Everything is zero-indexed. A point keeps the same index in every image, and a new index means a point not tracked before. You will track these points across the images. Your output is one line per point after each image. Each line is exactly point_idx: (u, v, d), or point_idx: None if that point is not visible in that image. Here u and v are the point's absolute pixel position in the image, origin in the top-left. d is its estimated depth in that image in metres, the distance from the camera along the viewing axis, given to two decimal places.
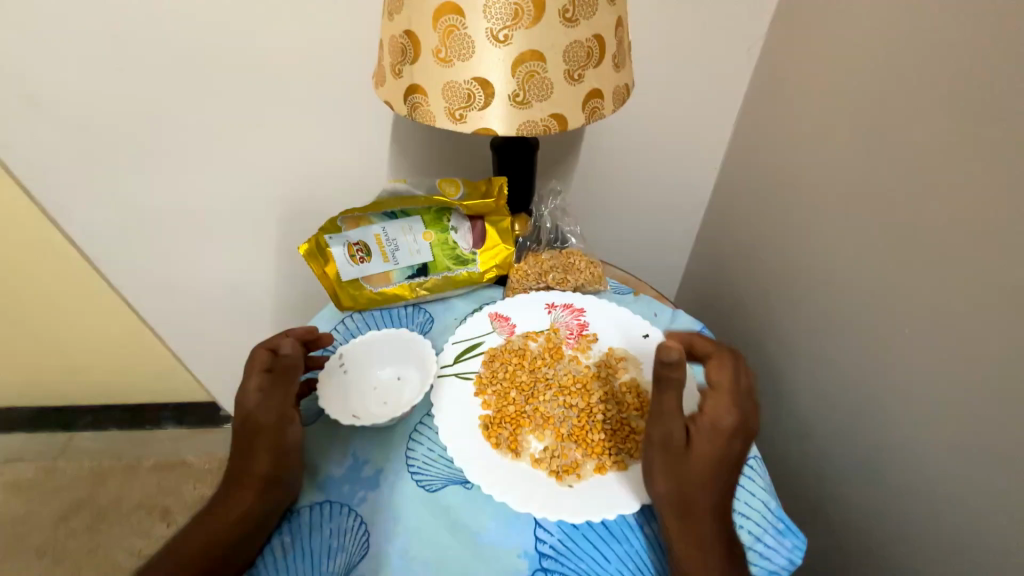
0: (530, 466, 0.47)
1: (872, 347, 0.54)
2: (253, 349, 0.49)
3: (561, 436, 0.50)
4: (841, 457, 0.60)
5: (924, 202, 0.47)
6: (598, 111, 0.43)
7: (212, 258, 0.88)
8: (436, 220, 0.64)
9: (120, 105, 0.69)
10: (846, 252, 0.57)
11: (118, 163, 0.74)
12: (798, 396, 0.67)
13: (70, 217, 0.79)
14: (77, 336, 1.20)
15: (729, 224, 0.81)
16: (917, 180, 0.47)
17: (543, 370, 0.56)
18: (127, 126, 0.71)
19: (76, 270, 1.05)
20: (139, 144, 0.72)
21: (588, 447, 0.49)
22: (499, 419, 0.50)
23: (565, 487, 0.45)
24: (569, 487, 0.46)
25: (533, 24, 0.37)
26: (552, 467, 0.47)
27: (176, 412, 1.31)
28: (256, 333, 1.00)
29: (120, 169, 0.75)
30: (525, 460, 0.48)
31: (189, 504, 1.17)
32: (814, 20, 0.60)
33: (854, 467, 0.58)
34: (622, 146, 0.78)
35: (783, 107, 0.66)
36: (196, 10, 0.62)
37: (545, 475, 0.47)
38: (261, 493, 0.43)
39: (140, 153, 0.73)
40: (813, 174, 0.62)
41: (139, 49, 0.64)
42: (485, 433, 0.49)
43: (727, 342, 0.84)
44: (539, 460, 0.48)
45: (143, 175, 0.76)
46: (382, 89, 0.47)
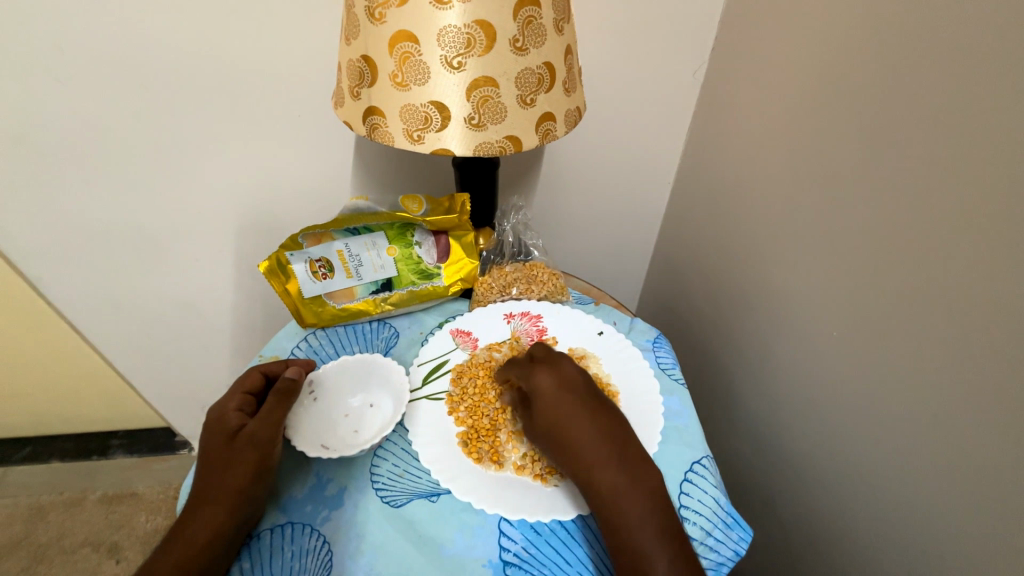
0: (514, 473, 0.48)
1: (803, 351, 0.58)
2: (254, 373, 0.51)
3: None
4: (781, 456, 0.64)
5: (836, 218, 0.52)
6: (550, 133, 0.45)
7: (167, 277, 0.84)
8: (400, 235, 0.64)
9: (61, 118, 0.66)
10: (780, 261, 0.61)
11: (61, 179, 0.71)
12: (745, 398, 0.70)
13: (7, 234, 0.75)
14: (15, 361, 1.12)
15: (681, 236, 0.86)
16: (831, 198, 0.52)
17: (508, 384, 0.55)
18: (72, 141, 0.68)
19: (14, 291, 0.99)
20: (83, 158, 0.69)
21: None
22: (476, 434, 0.51)
23: (551, 487, 0.47)
24: (555, 487, 0.47)
25: (485, 52, 0.40)
26: (536, 470, 0.48)
27: (126, 441, 1.24)
28: (213, 353, 0.97)
29: (65, 186, 0.72)
30: (509, 469, 0.48)
31: (142, 538, 1.10)
32: (747, 48, 0.65)
33: (792, 465, 0.61)
34: (581, 162, 0.82)
35: (725, 127, 0.71)
36: (144, 24, 0.61)
37: (530, 480, 0.47)
38: (220, 519, 0.42)
39: (88, 170, 0.71)
40: (750, 188, 0.66)
41: (85, 63, 0.62)
42: (465, 450, 0.50)
43: (685, 347, 0.88)
44: (522, 466, 0.48)
45: (87, 190, 0.72)
46: (341, 109, 0.47)
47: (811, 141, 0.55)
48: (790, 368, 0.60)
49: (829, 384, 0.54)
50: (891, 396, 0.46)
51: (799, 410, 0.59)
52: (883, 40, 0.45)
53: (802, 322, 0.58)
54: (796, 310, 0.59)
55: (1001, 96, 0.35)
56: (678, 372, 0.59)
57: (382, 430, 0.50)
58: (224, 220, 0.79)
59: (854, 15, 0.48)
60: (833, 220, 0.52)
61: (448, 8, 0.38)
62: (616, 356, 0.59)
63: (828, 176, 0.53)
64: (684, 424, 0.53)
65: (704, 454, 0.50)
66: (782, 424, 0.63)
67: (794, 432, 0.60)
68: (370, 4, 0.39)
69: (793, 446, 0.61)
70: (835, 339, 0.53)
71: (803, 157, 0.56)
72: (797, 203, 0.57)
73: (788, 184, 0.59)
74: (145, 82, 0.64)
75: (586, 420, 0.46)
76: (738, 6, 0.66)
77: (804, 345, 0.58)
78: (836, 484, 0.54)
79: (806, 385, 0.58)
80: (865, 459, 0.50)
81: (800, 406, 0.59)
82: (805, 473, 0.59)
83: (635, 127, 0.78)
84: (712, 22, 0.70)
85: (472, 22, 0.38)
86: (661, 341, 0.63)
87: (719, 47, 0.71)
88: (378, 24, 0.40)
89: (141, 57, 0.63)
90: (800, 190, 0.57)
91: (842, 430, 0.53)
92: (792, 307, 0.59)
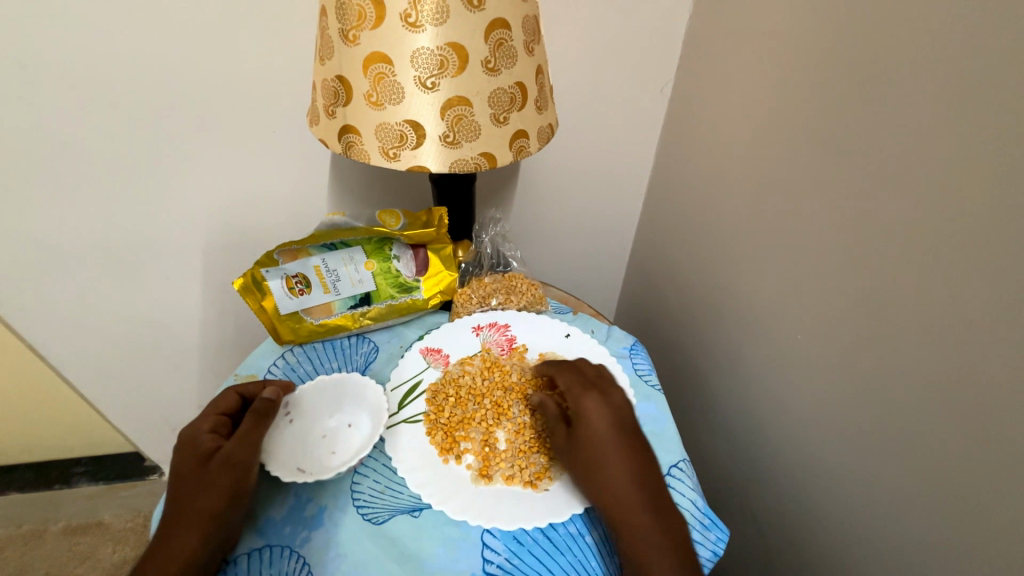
0: (504, 484, 0.48)
1: (773, 353, 0.61)
2: (229, 393, 0.51)
3: (522, 450, 0.51)
4: (755, 455, 0.66)
5: (800, 227, 0.55)
6: (524, 150, 0.47)
7: (136, 295, 0.82)
8: (378, 250, 0.64)
9: (26, 137, 0.64)
10: (750, 266, 0.63)
11: (23, 198, 0.68)
12: (721, 401, 0.72)
13: None
14: None
15: (655, 245, 0.88)
16: (794, 207, 0.55)
17: (475, 402, 0.55)
18: (35, 160, 0.66)
19: None
20: (48, 176, 0.67)
21: (549, 451, 0.51)
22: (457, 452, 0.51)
23: (542, 492, 0.48)
24: (546, 490, 0.48)
25: (458, 73, 0.41)
26: (525, 478, 0.49)
27: (92, 467, 1.17)
28: (184, 374, 0.94)
29: (23, 200, 0.69)
30: (499, 481, 0.49)
31: (108, 570, 1.07)
32: (710, 66, 0.69)
33: (766, 464, 0.64)
34: (557, 175, 0.83)
35: (694, 139, 0.74)
36: (117, 41, 0.60)
37: (519, 488, 0.48)
38: (194, 545, 0.41)
39: (50, 186, 0.68)
40: (719, 198, 0.69)
41: (51, 79, 0.61)
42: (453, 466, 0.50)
43: (661, 354, 0.90)
44: (511, 476, 0.49)
45: (51, 210, 0.70)
46: (315, 127, 0.47)
47: (775, 153, 0.58)
48: (762, 370, 0.63)
49: (801, 384, 0.56)
50: (861, 393, 0.48)
51: (772, 411, 0.62)
52: (838, 59, 0.48)
53: (773, 325, 0.60)
54: (765, 315, 0.61)
55: (948, 111, 0.38)
56: (655, 377, 0.61)
57: (360, 450, 0.50)
58: (196, 234, 0.77)
59: (809, 36, 0.52)
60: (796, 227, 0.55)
61: (421, 31, 0.39)
62: (584, 356, 0.61)
63: (791, 186, 0.55)
64: (660, 428, 0.54)
65: (681, 456, 0.52)
66: (757, 424, 0.65)
67: (770, 432, 0.63)
68: (343, 26, 0.40)
69: (768, 446, 0.63)
70: (805, 340, 0.55)
71: (768, 168, 0.59)
72: (763, 212, 0.60)
73: (755, 194, 0.62)
74: (113, 96, 0.63)
75: (618, 444, 0.47)
76: (702, 26, 0.70)
77: (776, 348, 0.60)
78: (811, 481, 0.56)
79: (778, 385, 0.60)
80: (839, 455, 0.52)
81: (775, 406, 0.61)
82: (780, 471, 0.61)
83: (608, 140, 0.81)
84: (678, 40, 0.73)
85: (444, 44, 0.39)
86: (637, 348, 0.65)
87: (685, 63, 0.74)
88: (352, 45, 0.40)
89: (109, 70, 0.61)
90: (766, 199, 0.60)
91: (815, 428, 0.55)
92: (763, 311, 0.62)
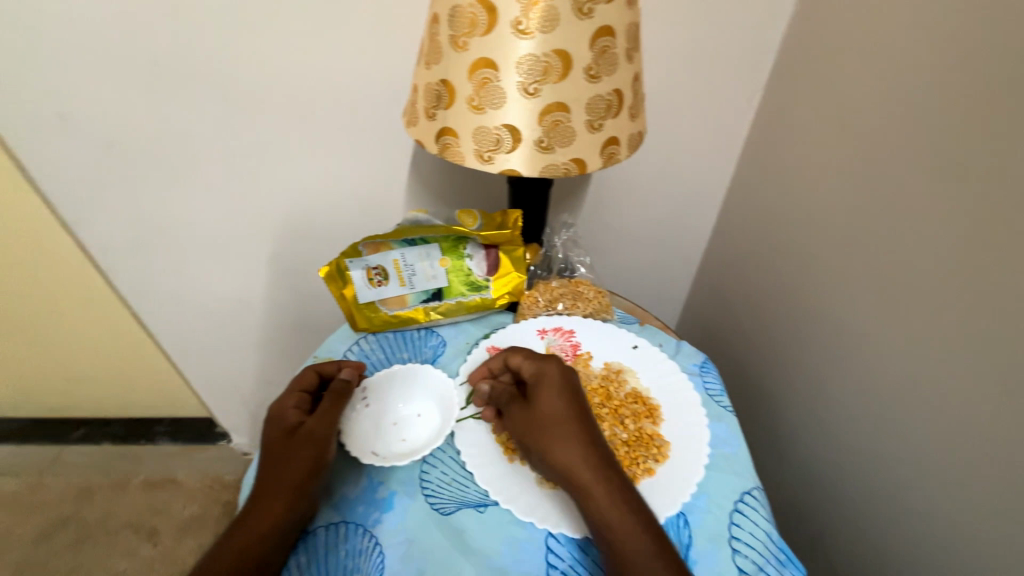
0: None
1: (877, 383, 0.57)
2: (307, 372, 0.54)
3: None
4: (847, 488, 0.63)
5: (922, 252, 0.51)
6: (614, 157, 0.47)
7: (221, 280, 0.87)
8: (453, 248, 0.66)
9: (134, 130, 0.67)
10: (857, 293, 0.59)
11: (127, 187, 0.73)
12: (816, 434, 0.68)
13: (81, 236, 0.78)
14: (57, 359, 1.13)
15: (734, 259, 0.85)
16: (915, 232, 0.52)
17: None
18: (142, 150, 0.69)
19: (54, 294, 0.98)
20: (150, 166, 0.71)
21: None
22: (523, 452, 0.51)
23: None
24: None
25: (560, 79, 0.41)
26: None
27: (171, 429, 1.31)
28: (259, 356, 1.00)
29: (132, 190, 0.73)
30: None
31: (179, 524, 1.19)
32: (811, 77, 0.65)
33: (858, 497, 0.61)
34: (632, 184, 0.82)
35: (788, 153, 0.71)
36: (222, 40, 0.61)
37: None
38: (279, 511, 0.44)
39: (154, 177, 0.72)
40: (818, 217, 0.66)
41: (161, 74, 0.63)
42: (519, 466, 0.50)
43: (737, 373, 0.87)
44: None
45: (152, 197, 0.74)
46: (412, 128, 0.49)
47: (898, 174, 0.53)
48: (871, 406, 0.58)
49: (929, 430, 0.51)
50: (995, 436, 0.45)
51: (886, 454, 0.56)
52: (994, 77, 0.43)
53: (888, 363, 0.55)
54: (867, 342, 0.58)
55: None
56: (726, 399, 0.58)
57: (430, 443, 0.52)
58: (278, 226, 0.80)
59: (945, 49, 0.48)
60: (919, 253, 0.51)
61: (529, 37, 0.39)
62: (652, 370, 0.60)
63: (920, 210, 0.51)
64: (733, 452, 0.52)
65: (754, 484, 0.49)
66: (858, 460, 0.61)
67: (867, 466, 0.59)
68: (453, 33, 0.41)
69: (865, 479, 0.60)
70: (940, 384, 0.50)
71: (885, 189, 0.55)
72: (880, 236, 0.56)
73: (867, 215, 0.58)
74: (218, 93, 0.65)
75: (576, 425, 0.47)
76: (803, 34, 0.66)
77: (895, 387, 0.55)
78: (928, 530, 0.52)
79: (898, 428, 0.55)
80: (958, 499, 0.49)
81: (890, 451, 0.56)
82: (889, 518, 0.57)
83: (689, 150, 0.78)
84: (773, 49, 0.70)
85: (550, 51, 0.40)
86: (708, 366, 0.62)
87: (779, 74, 0.71)
88: (460, 51, 0.41)
89: (217, 70, 0.63)
90: (884, 222, 0.55)
91: (945, 481, 0.50)
92: (875, 343, 0.57)
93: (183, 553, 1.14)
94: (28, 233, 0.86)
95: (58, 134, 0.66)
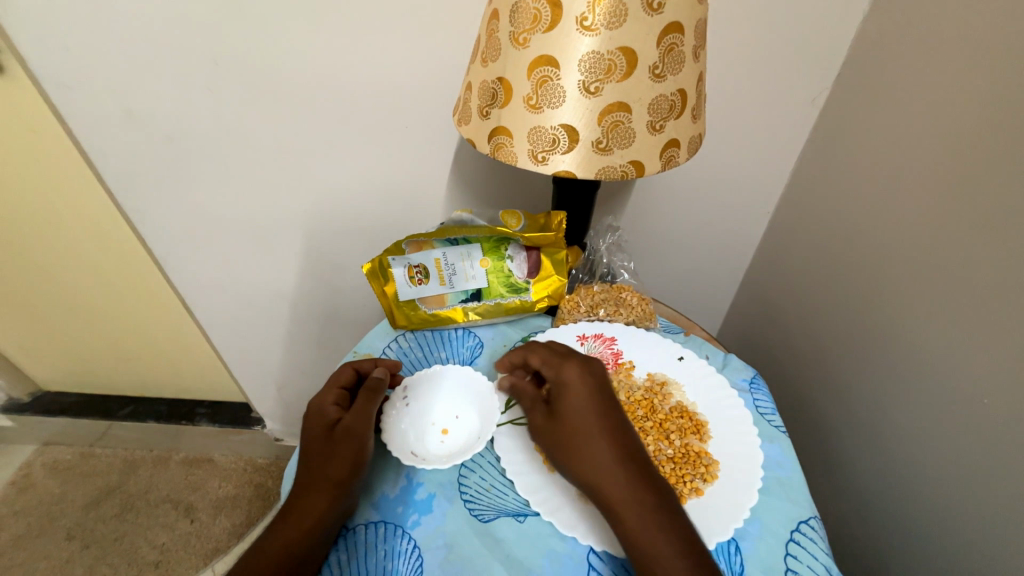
0: None
1: (951, 416, 0.52)
2: (343, 368, 0.54)
3: None
4: (908, 523, 0.58)
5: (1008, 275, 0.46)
6: (673, 159, 0.45)
7: (266, 270, 0.89)
8: (494, 248, 0.65)
9: (188, 123, 0.69)
10: (930, 314, 0.54)
11: (180, 179, 0.75)
12: (871, 460, 0.64)
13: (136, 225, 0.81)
14: (108, 340, 1.19)
15: (785, 268, 0.81)
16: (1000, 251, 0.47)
17: None
18: (194, 143, 0.71)
19: (110, 278, 1.03)
20: (203, 158, 0.73)
21: None
22: None
23: None
24: None
25: (624, 78, 0.39)
26: None
27: (211, 410, 1.31)
28: (299, 345, 1.03)
29: (185, 181, 0.76)
30: None
31: (214, 502, 1.24)
32: (886, 77, 0.60)
33: (920, 534, 0.56)
34: (680, 187, 0.78)
35: (850, 159, 0.66)
36: (270, 35, 0.62)
37: None
38: (322, 506, 0.45)
39: (205, 169, 0.74)
40: (881, 229, 0.61)
41: (211, 71, 0.64)
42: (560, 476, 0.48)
43: (785, 389, 0.83)
44: None
45: (203, 189, 0.76)
46: (464, 126, 0.48)
47: (980, 187, 0.49)
48: (939, 437, 0.54)
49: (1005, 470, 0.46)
50: None
51: (949, 490, 0.52)
52: None
53: (963, 392, 0.51)
54: (941, 369, 0.53)
55: None
56: (778, 418, 0.55)
57: (469, 446, 0.52)
58: (321, 219, 0.81)
59: None
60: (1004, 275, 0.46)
61: (593, 34, 0.38)
62: (698, 384, 0.57)
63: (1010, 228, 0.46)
64: (787, 477, 0.49)
65: (812, 513, 0.46)
66: (921, 494, 0.56)
67: (930, 501, 0.55)
68: (514, 29, 0.40)
69: (927, 516, 0.55)
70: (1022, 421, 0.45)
71: (966, 202, 0.50)
72: (957, 254, 0.51)
73: (944, 229, 0.53)
74: (266, 88, 0.66)
75: (599, 432, 0.45)
76: (877, 32, 0.61)
77: (970, 419, 0.50)
78: None
79: (969, 463, 0.50)
80: None
81: (959, 487, 0.51)
82: (949, 558, 0.53)
83: (741, 153, 0.74)
84: (842, 47, 0.65)
85: (615, 49, 0.38)
86: (758, 382, 0.59)
87: (847, 74, 0.66)
88: (521, 48, 0.40)
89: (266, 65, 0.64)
90: (964, 238, 0.50)
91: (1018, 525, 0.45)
92: (951, 370, 0.52)
93: (217, 531, 1.19)
94: (91, 218, 0.91)
95: (120, 129, 0.69)
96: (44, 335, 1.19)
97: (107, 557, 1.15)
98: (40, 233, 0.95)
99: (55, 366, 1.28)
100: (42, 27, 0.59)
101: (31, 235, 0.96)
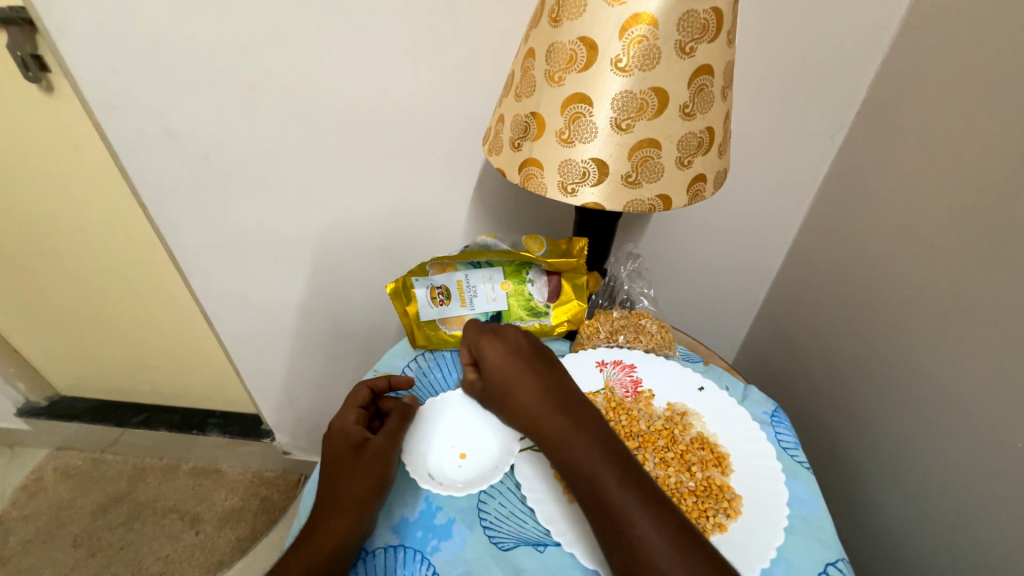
0: None
1: (982, 459, 0.51)
2: (357, 387, 0.55)
3: None
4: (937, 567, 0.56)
5: None
6: (700, 194, 0.46)
7: (289, 285, 0.91)
8: (516, 272, 0.66)
9: (226, 146, 0.72)
10: (956, 351, 0.54)
11: (214, 195, 0.77)
12: (897, 499, 0.62)
13: (168, 237, 0.83)
14: (127, 346, 1.20)
15: (806, 298, 0.80)
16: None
17: None
18: (231, 163, 0.74)
19: (135, 287, 1.05)
20: (236, 176, 0.75)
21: (683, 513, 0.48)
22: None
23: None
24: None
25: (655, 116, 0.41)
26: None
27: (223, 420, 1.31)
28: (315, 359, 1.03)
29: (217, 198, 0.78)
30: None
31: (220, 514, 1.24)
32: (906, 118, 0.61)
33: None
34: (701, 215, 0.79)
35: (872, 194, 0.66)
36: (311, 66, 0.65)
37: None
38: (344, 526, 0.45)
39: (238, 188, 0.77)
40: (908, 262, 0.61)
41: (253, 97, 0.67)
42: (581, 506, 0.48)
43: (806, 420, 0.81)
44: None
45: (236, 205, 0.79)
46: (494, 156, 0.50)
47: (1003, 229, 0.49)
48: (967, 476, 0.52)
49: None
50: None
51: (979, 534, 0.51)
52: None
53: (990, 435, 0.50)
54: (969, 411, 0.52)
55: None
56: (802, 453, 0.54)
57: (487, 471, 0.52)
58: (346, 238, 0.83)
59: None
60: None
61: (628, 75, 0.39)
62: (719, 415, 0.57)
63: None
64: (813, 515, 0.48)
65: (840, 555, 0.45)
66: (950, 537, 0.54)
67: (959, 544, 0.53)
68: (550, 68, 0.42)
69: (956, 560, 0.54)
70: None
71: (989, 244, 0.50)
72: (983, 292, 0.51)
73: (968, 269, 0.53)
74: (302, 112, 0.68)
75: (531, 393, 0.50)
76: (897, 73, 0.62)
77: (1000, 460, 0.49)
78: None
79: (1000, 506, 0.49)
80: None
81: (992, 533, 0.50)
82: None
83: (761, 185, 0.75)
84: (862, 85, 0.66)
85: (648, 88, 0.40)
86: (779, 415, 0.58)
87: (869, 110, 0.67)
88: (555, 86, 0.42)
89: (303, 91, 0.67)
90: (995, 276, 0.50)
91: None
92: (977, 412, 0.51)
93: (221, 544, 1.18)
94: (122, 229, 0.94)
95: (159, 148, 0.72)
96: (67, 342, 1.21)
97: (110, 566, 1.14)
98: (70, 241, 0.98)
99: (74, 372, 1.30)
100: (96, 53, 0.63)
101: (62, 243, 0.99)
